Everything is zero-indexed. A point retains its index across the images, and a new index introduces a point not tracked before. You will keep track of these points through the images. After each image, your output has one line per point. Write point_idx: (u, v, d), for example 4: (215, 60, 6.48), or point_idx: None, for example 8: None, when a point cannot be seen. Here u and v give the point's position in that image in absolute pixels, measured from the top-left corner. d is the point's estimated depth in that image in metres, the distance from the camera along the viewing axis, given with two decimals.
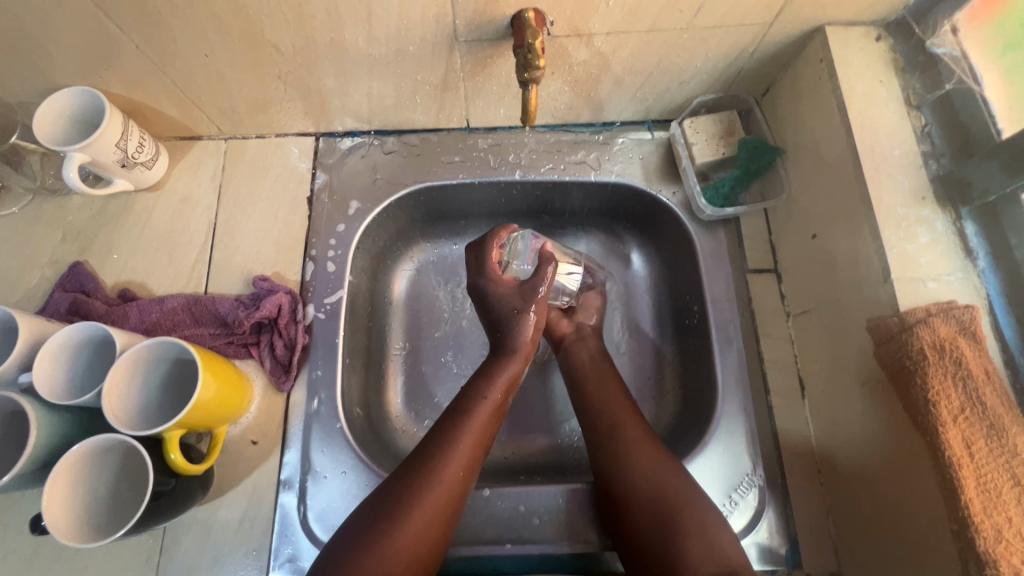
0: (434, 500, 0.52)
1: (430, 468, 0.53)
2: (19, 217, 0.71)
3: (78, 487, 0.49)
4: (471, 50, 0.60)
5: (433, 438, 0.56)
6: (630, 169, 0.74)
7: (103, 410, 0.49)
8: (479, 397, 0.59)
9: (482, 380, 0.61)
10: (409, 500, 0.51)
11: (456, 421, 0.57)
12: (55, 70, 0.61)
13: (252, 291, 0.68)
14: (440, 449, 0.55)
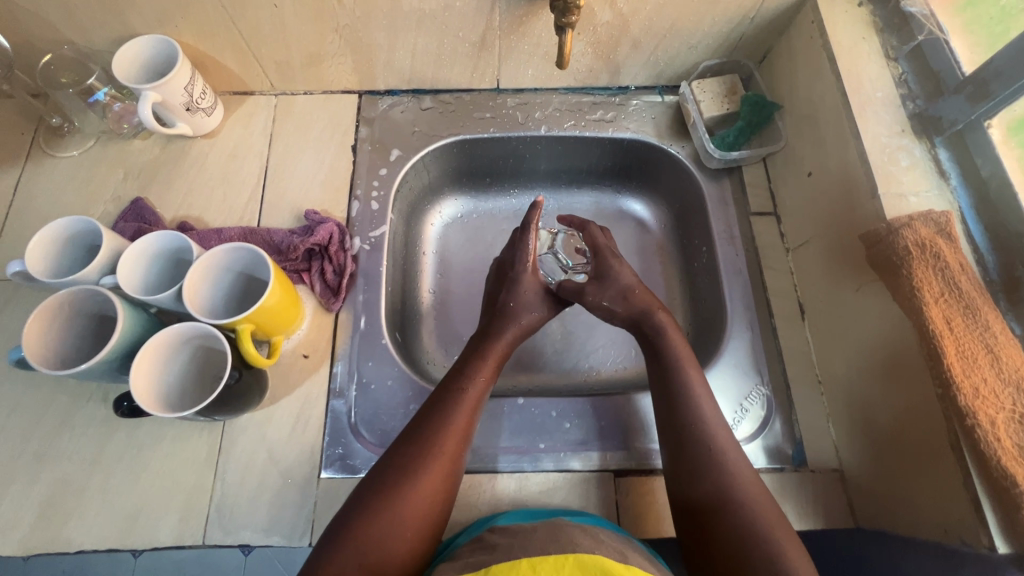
0: (438, 467, 0.55)
1: (428, 442, 0.56)
2: (86, 158, 0.77)
3: (160, 367, 0.56)
4: (509, 8, 0.68)
5: (431, 407, 0.59)
6: (644, 127, 0.82)
7: (186, 302, 0.56)
8: (472, 377, 0.62)
9: (477, 359, 0.64)
10: (413, 469, 0.54)
11: (448, 399, 0.59)
12: (136, 18, 0.68)
13: (303, 224, 0.74)
14: (437, 425, 0.57)
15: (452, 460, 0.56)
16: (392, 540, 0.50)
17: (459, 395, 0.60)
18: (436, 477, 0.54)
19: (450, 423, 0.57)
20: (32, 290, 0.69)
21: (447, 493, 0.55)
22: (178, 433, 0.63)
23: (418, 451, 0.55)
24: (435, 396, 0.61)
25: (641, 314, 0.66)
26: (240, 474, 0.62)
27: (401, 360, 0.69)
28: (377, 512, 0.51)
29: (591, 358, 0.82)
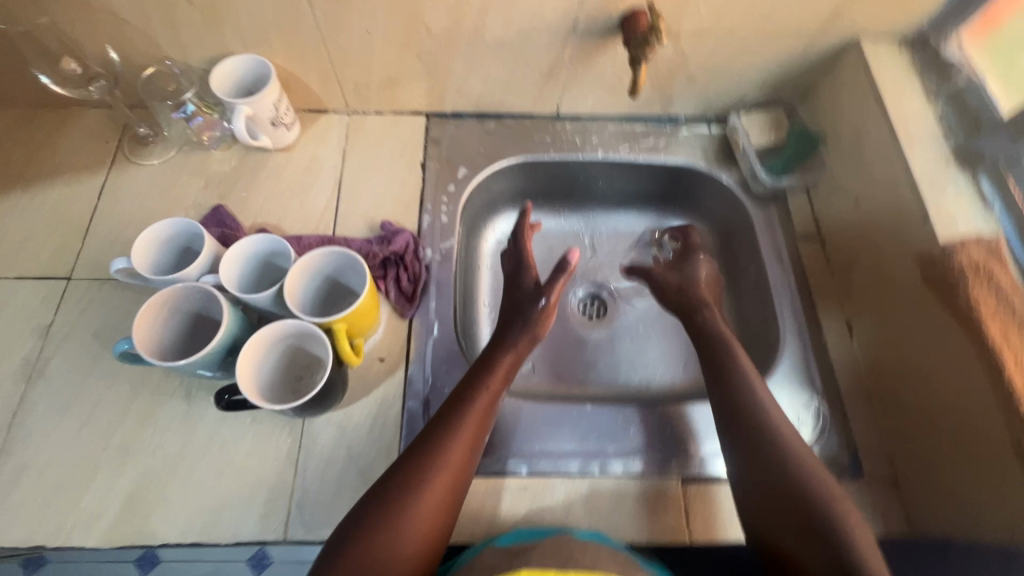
0: (443, 479, 0.56)
1: (436, 453, 0.57)
2: (169, 167, 0.81)
3: (257, 365, 0.60)
4: (582, 41, 0.74)
5: (440, 417, 0.60)
6: (693, 154, 0.88)
7: (287, 302, 0.60)
8: (479, 388, 0.62)
9: (484, 369, 0.64)
10: (420, 480, 0.55)
11: (456, 410, 0.60)
12: (237, 38, 0.73)
13: (378, 234, 0.77)
14: (445, 435, 0.58)
15: (460, 470, 0.57)
16: (400, 549, 0.52)
17: (467, 406, 0.61)
18: (441, 488, 0.55)
19: (457, 433, 0.58)
20: (117, 290, 0.72)
21: (452, 503, 0.56)
22: (259, 431, 0.65)
23: (426, 460, 0.56)
24: (444, 406, 0.61)
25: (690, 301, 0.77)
26: (319, 472, 0.64)
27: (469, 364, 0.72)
28: (384, 522, 0.53)
29: (642, 371, 0.85)
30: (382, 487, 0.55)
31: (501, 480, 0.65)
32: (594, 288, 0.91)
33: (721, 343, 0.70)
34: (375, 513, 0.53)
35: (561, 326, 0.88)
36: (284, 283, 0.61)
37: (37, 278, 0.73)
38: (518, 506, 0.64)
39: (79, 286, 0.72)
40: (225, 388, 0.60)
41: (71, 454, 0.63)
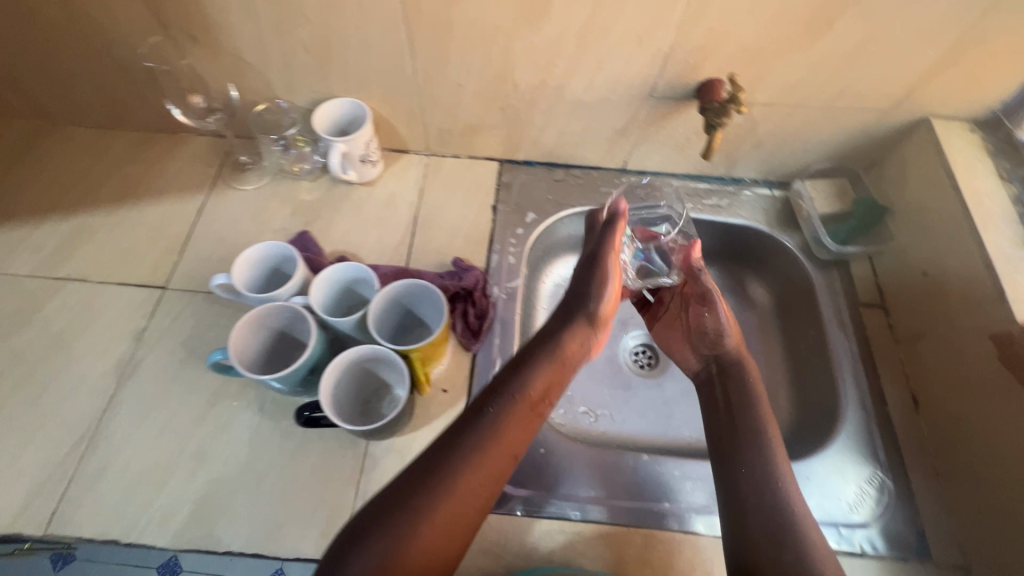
0: (470, 486, 0.48)
1: (465, 459, 0.48)
2: (261, 193, 0.88)
3: (334, 387, 0.63)
4: (657, 105, 0.78)
5: (476, 416, 0.52)
6: (755, 216, 0.90)
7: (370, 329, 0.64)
8: (525, 385, 0.55)
9: (530, 365, 0.57)
10: (444, 488, 0.46)
11: (498, 410, 0.53)
12: (341, 84, 0.80)
13: (449, 269, 0.81)
14: (479, 440, 0.50)
15: (487, 485, 0.49)
16: (404, 569, 0.43)
17: (511, 406, 0.53)
18: (464, 499, 0.47)
19: (478, 447, 0.50)
20: (207, 303, 0.77)
21: (461, 534, 0.46)
22: (324, 450, 0.68)
23: (438, 478, 0.47)
24: (483, 401, 0.53)
25: (730, 359, 0.71)
26: None
27: None
28: (375, 554, 0.42)
29: (694, 426, 0.84)
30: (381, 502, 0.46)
31: (554, 523, 0.65)
32: (647, 337, 0.93)
33: (742, 403, 0.64)
34: (366, 544, 0.43)
35: (613, 371, 0.89)
36: (369, 310, 0.65)
37: (137, 285, 0.79)
38: (573, 552, 0.64)
39: (173, 295, 0.78)
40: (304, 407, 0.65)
41: (151, 455, 0.67)
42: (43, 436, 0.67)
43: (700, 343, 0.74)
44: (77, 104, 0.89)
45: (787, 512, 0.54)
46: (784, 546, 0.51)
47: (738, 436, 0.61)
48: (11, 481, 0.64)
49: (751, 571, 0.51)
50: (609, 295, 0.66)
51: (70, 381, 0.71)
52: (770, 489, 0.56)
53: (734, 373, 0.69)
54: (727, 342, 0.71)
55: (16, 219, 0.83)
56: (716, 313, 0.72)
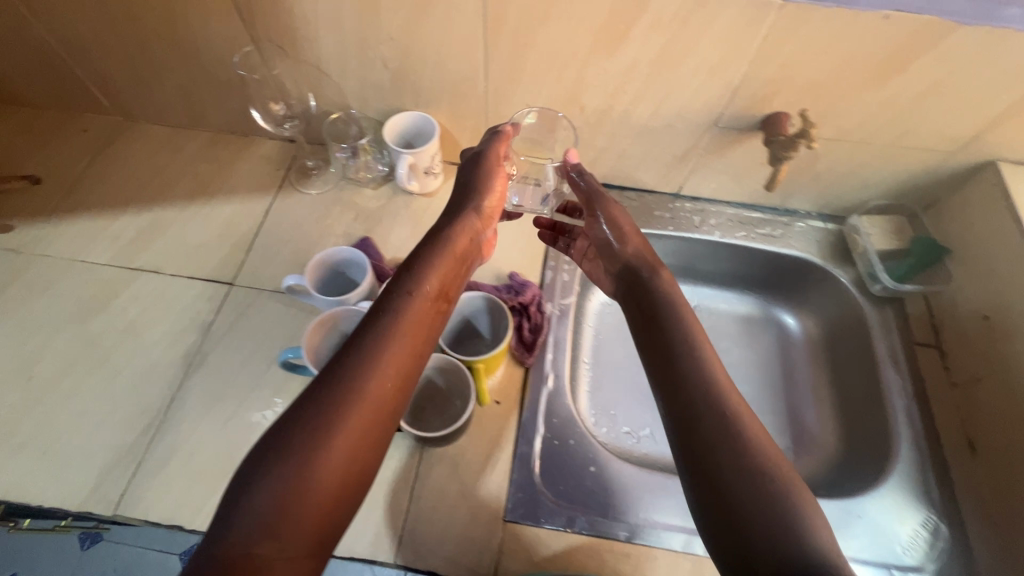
0: (369, 398, 0.49)
1: (361, 373, 0.49)
2: (325, 197, 0.91)
3: None
4: (720, 135, 0.80)
5: (365, 328, 0.53)
6: (808, 248, 0.91)
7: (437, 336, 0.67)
8: (408, 295, 0.58)
9: (417, 276, 0.60)
10: (341, 403, 0.47)
11: (387, 320, 0.54)
12: (412, 99, 0.83)
13: (505, 283, 0.83)
14: (373, 352, 0.51)
15: (388, 393, 0.50)
16: (318, 483, 0.44)
17: (403, 316, 0.55)
18: (368, 411, 0.48)
19: (381, 353, 0.51)
20: (272, 301, 0.80)
21: (376, 432, 0.48)
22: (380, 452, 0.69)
23: (341, 387, 0.48)
24: (374, 314, 0.55)
25: (638, 266, 0.70)
26: (432, 503, 0.66)
27: (580, 421, 0.74)
28: (286, 471, 0.43)
29: None
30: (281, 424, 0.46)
31: (603, 542, 0.65)
32: None
33: (657, 316, 0.63)
34: (274, 465, 0.43)
35: None
36: None
37: (206, 279, 0.82)
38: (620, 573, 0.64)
39: (239, 291, 0.81)
40: None
41: (214, 445, 0.69)
42: (116, 419, 0.70)
43: (603, 251, 0.75)
44: (159, 104, 0.93)
45: (727, 425, 0.51)
46: (736, 456, 0.49)
47: (664, 348, 0.60)
48: (84, 461, 0.67)
49: (721, 494, 0.47)
50: (497, 214, 0.75)
51: (141, 368, 0.74)
52: (711, 405, 0.52)
53: (646, 282, 0.68)
54: (634, 246, 0.72)
55: (97, 209, 0.88)
56: (608, 219, 0.74)
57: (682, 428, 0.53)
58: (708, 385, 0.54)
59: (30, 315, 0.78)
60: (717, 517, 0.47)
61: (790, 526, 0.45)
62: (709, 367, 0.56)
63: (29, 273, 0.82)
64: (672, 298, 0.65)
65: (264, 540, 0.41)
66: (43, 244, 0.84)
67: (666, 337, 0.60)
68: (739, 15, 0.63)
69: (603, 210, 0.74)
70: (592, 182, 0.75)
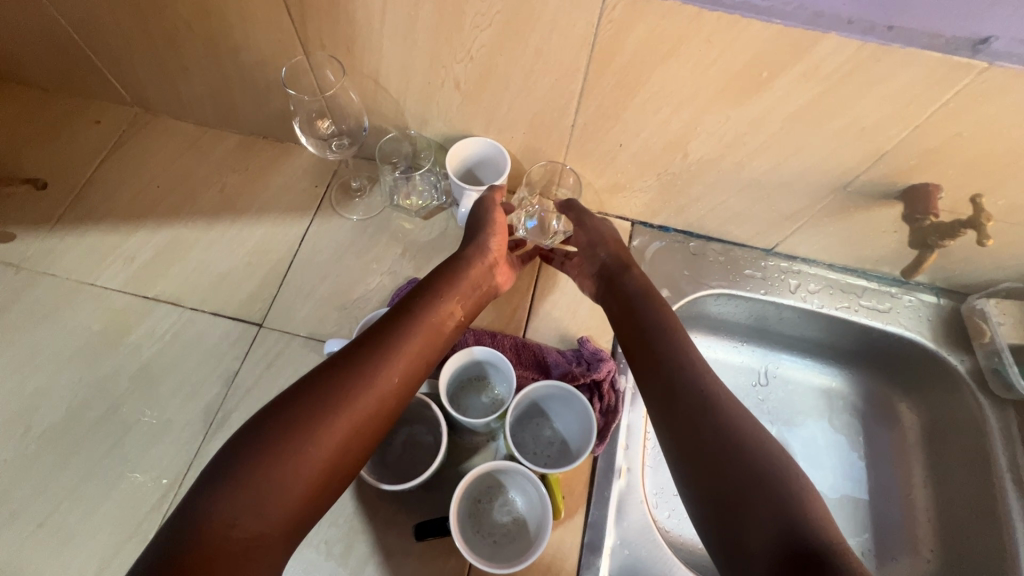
0: (368, 398, 0.50)
1: (363, 372, 0.51)
2: (369, 225, 0.79)
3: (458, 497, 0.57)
4: (846, 199, 0.67)
5: (378, 332, 0.56)
6: (918, 327, 0.79)
7: (509, 435, 0.59)
8: (427, 307, 0.60)
9: (436, 290, 0.62)
10: (340, 399, 0.49)
11: (399, 326, 0.57)
12: (483, 125, 0.71)
13: (573, 348, 0.72)
14: (380, 355, 0.53)
15: (385, 398, 0.52)
16: (302, 470, 0.45)
17: (416, 324, 0.57)
18: (363, 409, 0.50)
19: (388, 357, 0.53)
20: (305, 351, 0.70)
21: (369, 431, 0.50)
22: (427, 550, 0.60)
23: (346, 381, 0.50)
24: (389, 320, 0.57)
25: (618, 268, 0.68)
26: None
27: (655, 527, 0.64)
28: (277, 453, 0.45)
29: None
30: (282, 403, 0.48)
31: None
32: None
33: (634, 311, 0.63)
34: (266, 444, 0.45)
35: None
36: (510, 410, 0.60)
37: (231, 318, 0.71)
38: None
39: (270, 335, 0.70)
40: (423, 523, 0.59)
41: None
42: (124, 487, 0.61)
43: (584, 249, 0.73)
44: (184, 100, 0.81)
45: (729, 431, 0.49)
46: (719, 428, 0.49)
47: (642, 334, 0.61)
48: (88, 536, 0.58)
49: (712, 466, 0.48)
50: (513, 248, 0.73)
51: (156, 424, 0.64)
52: (715, 420, 0.50)
53: (626, 281, 0.66)
54: (609, 246, 0.71)
55: (109, 221, 0.77)
56: (594, 229, 0.72)
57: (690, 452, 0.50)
58: (687, 363, 0.56)
59: (33, 348, 0.68)
60: (715, 494, 0.47)
61: (800, 512, 0.43)
62: (717, 386, 0.53)
63: (33, 295, 0.71)
64: (655, 292, 0.65)
65: (246, 517, 0.42)
66: (48, 260, 0.74)
67: (648, 321, 0.61)
68: (924, 75, 0.50)
69: (591, 223, 0.73)
70: (577, 204, 0.74)
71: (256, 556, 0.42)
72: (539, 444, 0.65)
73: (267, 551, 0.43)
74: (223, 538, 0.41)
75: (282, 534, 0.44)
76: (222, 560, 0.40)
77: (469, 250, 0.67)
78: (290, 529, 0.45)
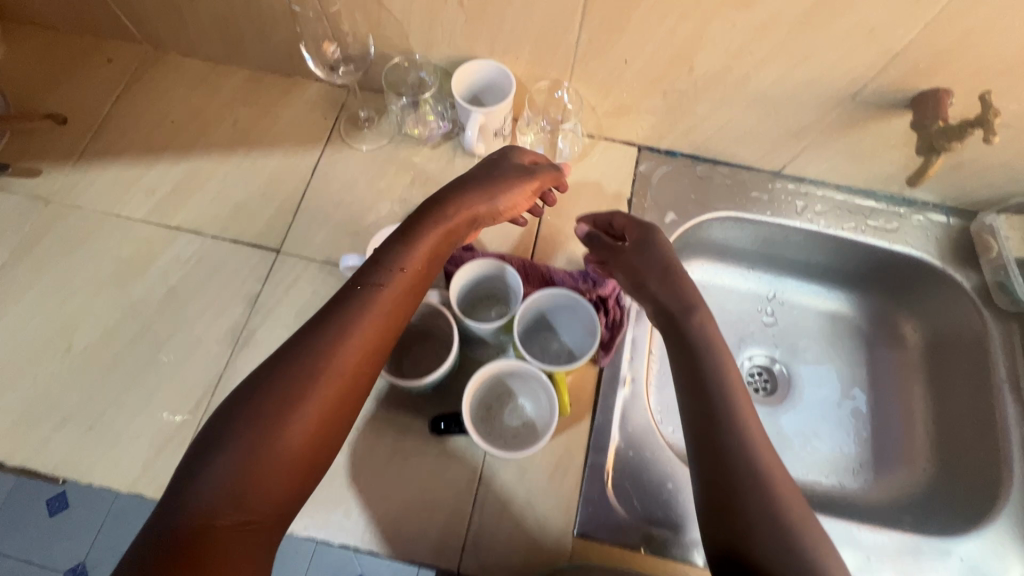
0: (336, 377, 0.45)
1: (331, 348, 0.46)
2: (378, 155, 0.80)
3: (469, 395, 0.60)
4: (853, 110, 0.67)
5: (346, 300, 0.49)
6: (927, 246, 0.79)
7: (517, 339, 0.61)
8: (399, 266, 0.51)
9: (409, 245, 0.53)
10: (308, 379, 0.44)
11: (367, 292, 0.49)
12: (487, 46, 0.70)
13: (580, 269, 0.74)
14: (345, 326, 0.47)
15: (359, 370, 0.46)
16: (277, 459, 0.42)
17: (385, 288, 0.50)
18: (335, 387, 0.45)
19: (359, 322, 0.47)
20: (322, 274, 0.73)
21: (346, 407, 0.46)
22: (443, 451, 0.65)
23: (313, 360, 0.45)
24: (357, 283, 0.50)
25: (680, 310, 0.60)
26: (497, 511, 0.62)
27: (657, 431, 0.67)
28: (246, 442, 0.41)
29: (812, 466, 0.79)
30: (248, 389, 0.43)
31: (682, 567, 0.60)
32: (766, 361, 0.86)
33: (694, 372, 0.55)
34: (235, 436, 0.41)
35: None
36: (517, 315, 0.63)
37: (250, 244, 0.74)
38: None
39: (287, 261, 0.73)
40: (437, 417, 0.64)
41: None
42: (161, 396, 0.66)
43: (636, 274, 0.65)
44: (191, 34, 0.81)
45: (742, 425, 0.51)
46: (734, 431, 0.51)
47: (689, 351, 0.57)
48: (130, 439, 0.63)
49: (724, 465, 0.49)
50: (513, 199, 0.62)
51: (185, 342, 0.68)
52: (727, 423, 0.51)
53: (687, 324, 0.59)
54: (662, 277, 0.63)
55: (129, 155, 0.79)
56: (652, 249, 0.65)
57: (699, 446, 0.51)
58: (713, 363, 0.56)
59: (67, 273, 0.72)
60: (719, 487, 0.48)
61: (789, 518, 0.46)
62: (732, 394, 0.52)
63: (63, 225, 0.75)
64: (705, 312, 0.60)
65: (226, 507, 0.40)
66: (74, 193, 0.77)
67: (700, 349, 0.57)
68: None
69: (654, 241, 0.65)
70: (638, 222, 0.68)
71: (247, 539, 0.41)
72: (548, 352, 0.68)
73: (259, 532, 0.41)
74: (203, 528, 0.39)
75: (271, 516, 0.42)
76: (210, 548, 0.39)
77: (450, 198, 0.57)
78: (279, 509, 0.43)
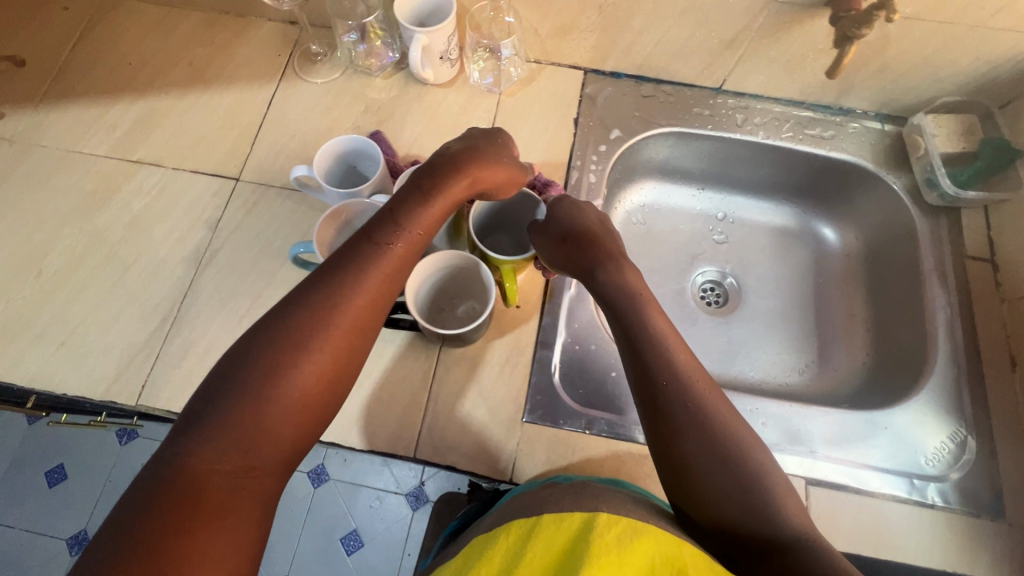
0: (337, 335, 0.47)
1: (331, 305, 0.47)
2: (331, 86, 0.83)
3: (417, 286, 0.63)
4: (778, 13, 0.69)
5: (343, 260, 0.50)
6: (862, 151, 0.82)
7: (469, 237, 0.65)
8: (397, 231, 0.53)
9: (404, 213, 0.54)
10: (311, 336, 0.46)
11: (365, 255, 0.50)
12: None
13: None
14: (344, 286, 0.48)
15: (357, 330, 0.48)
16: (280, 409, 0.44)
17: (383, 250, 0.51)
18: (335, 346, 0.47)
19: (357, 283, 0.49)
20: (280, 197, 0.76)
21: (346, 367, 0.47)
22: (399, 351, 0.69)
23: (315, 319, 0.46)
24: (353, 246, 0.51)
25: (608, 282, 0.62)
26: (450, 402, 0.66)
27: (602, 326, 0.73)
28: (254, 392, 0.43)
29: (759, 364, 0.83)
30: (249, 342, 0.45)
31: (624, 444, 0.65)
32: (716, 275, 0.90)
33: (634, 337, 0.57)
34: (240, 382, 0.44)
35: (681, 302, 0.87)
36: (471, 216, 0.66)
37: (210, 174, 0.77)
38: (640, 469, 0.64)
39: (246, 187, 0.76)
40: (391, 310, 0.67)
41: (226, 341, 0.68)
42: (130, 313, 0.69)
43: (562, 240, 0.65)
44: None
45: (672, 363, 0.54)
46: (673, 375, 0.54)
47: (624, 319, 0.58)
48: (102, 352, 0.67)
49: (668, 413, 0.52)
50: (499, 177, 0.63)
51: (150, 264, 0.72)
52: (658, 371, 0.54)
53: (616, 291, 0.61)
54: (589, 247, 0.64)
55: (89, 96, 0.82)
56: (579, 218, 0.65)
57: (649, 421, 0.53)
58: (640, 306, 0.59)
59: (35, 206, 0.75)
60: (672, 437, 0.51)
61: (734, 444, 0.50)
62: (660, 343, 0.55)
63: (28, 163, 0.78)
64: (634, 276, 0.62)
65: (234, 453, 0.42)
66: (37, 133, 0.79)
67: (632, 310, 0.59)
68: None
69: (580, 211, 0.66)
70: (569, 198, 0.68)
71: (251, 485, 0.42)
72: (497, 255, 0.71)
73: (261, 480, 0.43)
74: (208, 470, 0.41)
75: (276, 464, 0.44)
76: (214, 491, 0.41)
77: (442, 171, 0.58)
78: (282, 460, 0.45)
